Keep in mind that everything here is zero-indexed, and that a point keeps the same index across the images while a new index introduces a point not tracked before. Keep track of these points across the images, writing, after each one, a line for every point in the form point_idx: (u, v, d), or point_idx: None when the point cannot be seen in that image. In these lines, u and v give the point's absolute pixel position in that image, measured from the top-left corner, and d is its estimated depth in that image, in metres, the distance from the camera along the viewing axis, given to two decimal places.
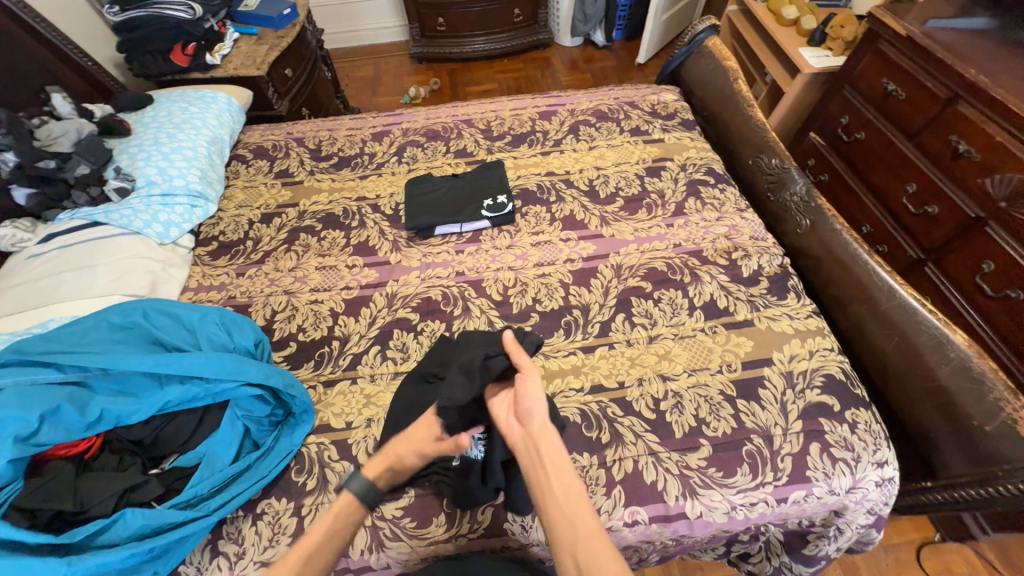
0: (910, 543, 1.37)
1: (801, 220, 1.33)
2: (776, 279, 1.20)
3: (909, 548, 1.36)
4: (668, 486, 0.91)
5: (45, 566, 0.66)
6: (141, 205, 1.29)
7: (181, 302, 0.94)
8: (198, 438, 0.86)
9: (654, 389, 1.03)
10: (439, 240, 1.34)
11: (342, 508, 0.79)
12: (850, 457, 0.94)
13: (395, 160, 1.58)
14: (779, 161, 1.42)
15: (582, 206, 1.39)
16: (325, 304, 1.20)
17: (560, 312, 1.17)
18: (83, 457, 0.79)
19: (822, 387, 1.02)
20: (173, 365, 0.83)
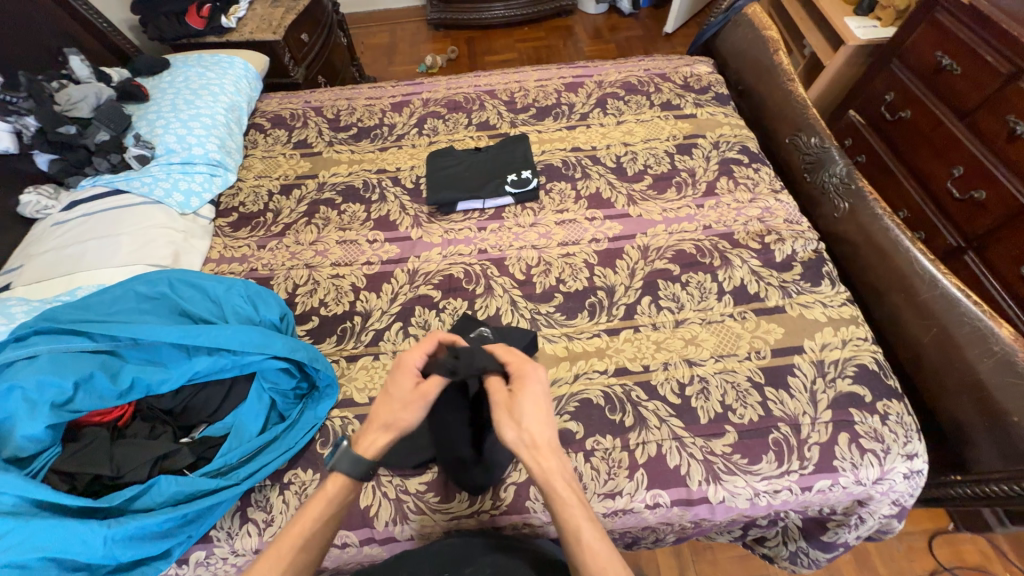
0: (924, 532, 1.36)
1: (838, 203, 1.27)
2: (811, 265, 1.15)
3: (923, 537, 1.36)
4: (691, 471, 0.91)
5: (86, 528, 0.68)
6: (161, 173, 1.28)
7: (206, 273, 0.94)
8: (226, 409, 0.87)
9: (680, 373, 1.01)
10: (462, 216, 1.31)
11: (332, 489, 0.73)
12: (880, 448, 0.92)
13: (415, 132, 1.53)
14: (819, 140, 1.34)
15: (609, 184, 1.34)
16: (346, 279, 1.20)
17: (584, 293, 1.15)
18: (117, 424, 0.80)
19: (854, 377, 0.99)
20: (201, 336, 0.83)
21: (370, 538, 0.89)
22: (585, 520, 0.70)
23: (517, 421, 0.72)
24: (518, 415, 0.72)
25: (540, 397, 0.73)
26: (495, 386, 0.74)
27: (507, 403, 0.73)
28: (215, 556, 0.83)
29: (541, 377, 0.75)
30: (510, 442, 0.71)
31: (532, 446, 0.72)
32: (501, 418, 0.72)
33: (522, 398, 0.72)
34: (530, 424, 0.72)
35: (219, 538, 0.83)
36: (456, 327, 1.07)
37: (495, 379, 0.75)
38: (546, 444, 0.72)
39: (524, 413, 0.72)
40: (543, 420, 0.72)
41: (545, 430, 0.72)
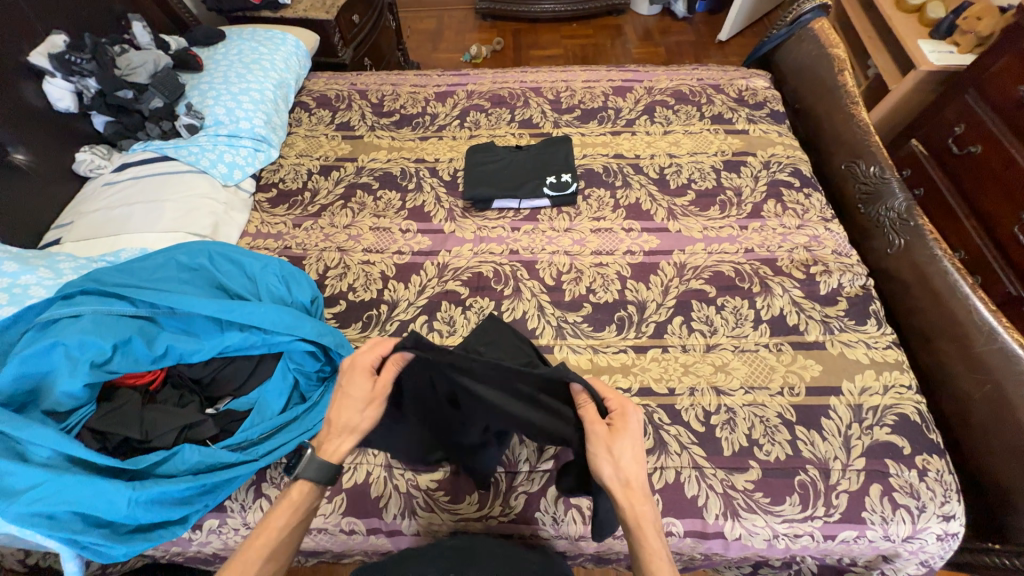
0: None
1: (893, 239, 1.20)
2: (857, 302, 1.10)
3: None
4: (709, 503, 0.88)
5: (113, 488, 0.70)
6: (208, 144, 1.31)
7: (244, 249, 0.95)
8: (251, 385, 0.88)
9: (707, 401, 0.97)
10: (496, 214, 1.29)
11: (297, 496, 0.72)
12: (914, 505, 0.87)
13: (457, 124, 1.52)
14: (879, 169, 1.27)
15: (650, 195, 1.30)
16: (376, 266, 1.20)
17: (614, 306, 1.12)
18: (148, 388, 0.81)
19: (893, 427, 0.93)
20: (235, 312, 0.84)
21: (377, 528, 0.90)
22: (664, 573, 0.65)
23: (614, 458, 0.69)
24: (616, 451, 0.69)
25: (640, 438, 0.70)
26: (595, 417, 0.72)
27: (608, 438, 0.69)
28: (228, 526, 0.85)
29: (642, 419, 0.71)
30: (605, 477, 0.69)
31: (626, 485, 0.69)
32: (598, 451, 0.69)
33: (624, 436, 0.69)
34: (627, 465, 0.69)
35: (233, 509, 0.84)
36: (482, 326, 1.06)
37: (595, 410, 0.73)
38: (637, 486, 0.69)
39: (623, 453, 0.69)
40: (639, 461, 0.69)
41: (641, 472, 0.69)
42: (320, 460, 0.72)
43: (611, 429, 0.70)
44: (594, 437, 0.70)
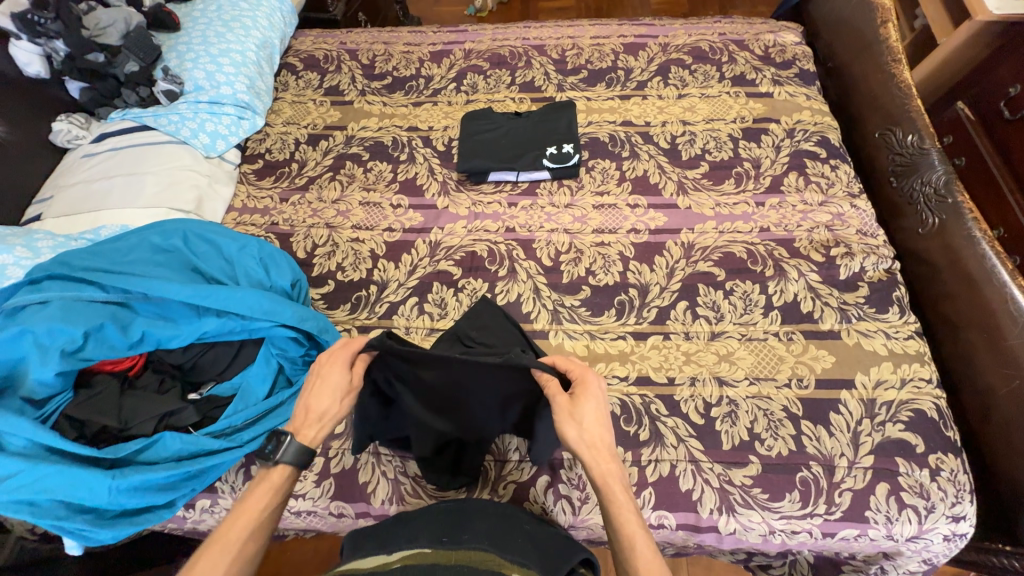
0: None
1: (926, 217, 1.10)
2: (879, 288, 1.01)
3: None
4: (704, 498, 0.85)
5: (91, 476, 0.69)
6: (189, 112, 1.24)
7: (220, 228, 0.90)
8: (233, 371, 0.85)
9: (708, 392, 0.93)
10: (492, 188, 1.21)
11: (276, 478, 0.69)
12: (922, 505, 0.83)
13: (453, 87, 1.40)
14: (918, 138, 1.14)
15: (659, 167, 1.20)
16: (366, 245, 1.14)
17: (614, 289, 1.06)
18: (127, 374, 0.79)
19: (907, 424, 0.88)
20: (210, 297, 0.80)
21: (365, 513, 0.89)
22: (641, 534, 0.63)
23: (577, 421, 0.69)
24: (579, 415, 0.69)
25: (602, 401, 0.71)
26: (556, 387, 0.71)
27: (569, 407, 0.69)
28: (220, 506, 0.85)
29: (602, 384, 0.72)
30: (570, 440, 0.69)
31: (591, 447, 0.69)
32: (562, 420, 0.69)
33: (586, 401, 0.70)
34: (590, 425, 0.69)
35: (224, 490, 0.84)
36: (473, 309, 1.01)
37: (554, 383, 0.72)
38: (601, 447, 0.69)
39: (585, 414, 0.69)
40: (602, 422, 0.70)
41: (605, 431, 0.70)
42: (298, 444, 0.69)
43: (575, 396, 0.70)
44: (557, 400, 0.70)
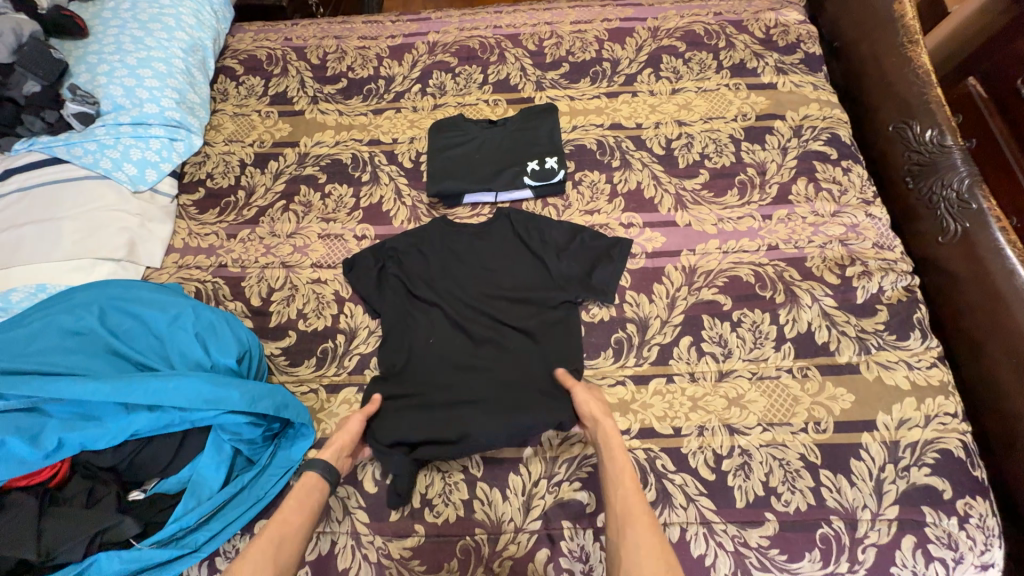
0: None
1: (948, 223, 0.99)
2: (899, 311, 0.92)
3: None
4: (718, 563, 0.78)
5: None
6: (108, 137, 1.06)
7: (144, 295, 0.76)
8: (182, 461, 0.75)
9: (718, 442, 0.84)
10: (468, 212, 1.08)
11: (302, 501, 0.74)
12: (951, 557, 0.76)
13: (417, 90, 1.23)
14: (938, 134, 1.02)
15: (653, 178, 1.07)
16: (329, 286, 1.01)
17: (611, 325, 0.95)
18: (49, 486, 0.68)
19: (933, 467, 0.81)
20: (135, 391, 0.67)
21: None
22: (641, 514, 0.70)
23: (589, 285, 0.97)
24: (597, 277, 0.97)
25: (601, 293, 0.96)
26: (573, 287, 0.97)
27: (583, 279, 0.97)
28: None
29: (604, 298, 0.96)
30: (585, 290, 0.96)
31: (595, 293, 0.96)
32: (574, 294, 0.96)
33: (604, 269, 0.98)
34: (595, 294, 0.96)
35: None
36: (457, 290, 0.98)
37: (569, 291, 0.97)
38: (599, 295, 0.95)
39: (601, 276, 0.97)
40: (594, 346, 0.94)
41: (610, 290, 0.96)
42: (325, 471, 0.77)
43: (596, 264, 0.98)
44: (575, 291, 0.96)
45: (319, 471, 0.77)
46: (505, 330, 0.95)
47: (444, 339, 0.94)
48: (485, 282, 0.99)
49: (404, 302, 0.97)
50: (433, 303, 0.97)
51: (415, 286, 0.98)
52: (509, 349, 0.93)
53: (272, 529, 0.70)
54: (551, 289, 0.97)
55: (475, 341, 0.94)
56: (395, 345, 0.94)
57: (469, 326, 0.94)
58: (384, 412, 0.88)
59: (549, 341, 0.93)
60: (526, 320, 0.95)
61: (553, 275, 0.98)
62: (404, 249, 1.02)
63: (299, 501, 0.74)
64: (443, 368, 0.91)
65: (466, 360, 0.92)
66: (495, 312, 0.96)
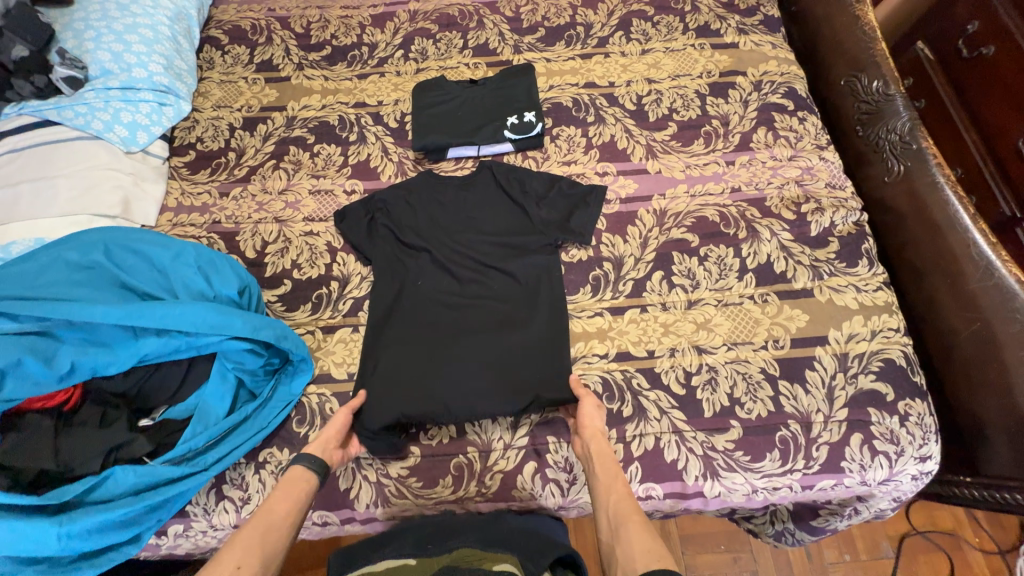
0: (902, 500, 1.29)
1: (892, 164, 1.09)
2: (849, 242, 1.01)
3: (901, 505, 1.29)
4: (688, 466, 0.86)
5: (36, 527, 0.64)
6: (98, 100, 1.08)
7: (147, 235, 0.80)
8: (188, 390, 0.80)
9: (688, 361, 0.92)
10: (452, 166, 1.13)
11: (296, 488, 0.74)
12: (893, 451, 0.86)
13: (400, 55, 1.28)
14: (882, 84, 1.12)
15: (626, 131, 1.15)
16: (321, 238, 1.06)
17: (589, 264, 1.02)
18: (62, 410, 0.73)
19: (878, 374, 0.90)
20: (144, 317, 0.72)
21: (351, 518, 0.87)
22: (635, 515, 0.69)
23: (568, 228, 1.03)
24: (575, 220, 1.04)
25: (580, 235, 1.02)
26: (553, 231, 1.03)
27: (561, 222, 1.04)
28: (194, 529, 0.83)
29: (582, 238, 1.02)
30: (564, 233, 1.02)
31: (574, 234, 1.02)
32: (554, 236, 1.02)
33: (582, 212, 1.04)
34: (577, 233, 1.02)
35: (196, 513, 0.83)
36: (443, 237, 1.04)
37: (550, 234, 1.03)
38: (577, 235, 1.02)
39: (578, 219, 1.04)
40: (573, 284, 1.00)
41: (588, 230, 1.03)
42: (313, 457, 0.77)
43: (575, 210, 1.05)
44: (555, 234, 1.02)
45: (304, 464, 0.77)
46: (491, 273, 1.01)
47: (432, 282, 1.00)
48: (470, 229, 1.05)
49: (394, 250, 1.03)
50: (421, 249, 1.03)
51: (405, 234, 1.03)
52: (495, 291, 0.99)
53: (257, 520, 0.70)
54: (533, 234, 1.03)
55: (462, 283, 1.00)
56: (385, 288, 0.99)
57: (456, 269, 1.00)
58: (378, 348, 0.94)
59: (532, 281, 1.00)
60: (509, 262, 1.01)
61: (533, 221, 1.04)
62: (392, 201, 1.07)
63: (288, 493, 0.73)
64: (432, 309, 0.98)
65: (453, 301, 0.98)
66: (480, 256, 1.01)
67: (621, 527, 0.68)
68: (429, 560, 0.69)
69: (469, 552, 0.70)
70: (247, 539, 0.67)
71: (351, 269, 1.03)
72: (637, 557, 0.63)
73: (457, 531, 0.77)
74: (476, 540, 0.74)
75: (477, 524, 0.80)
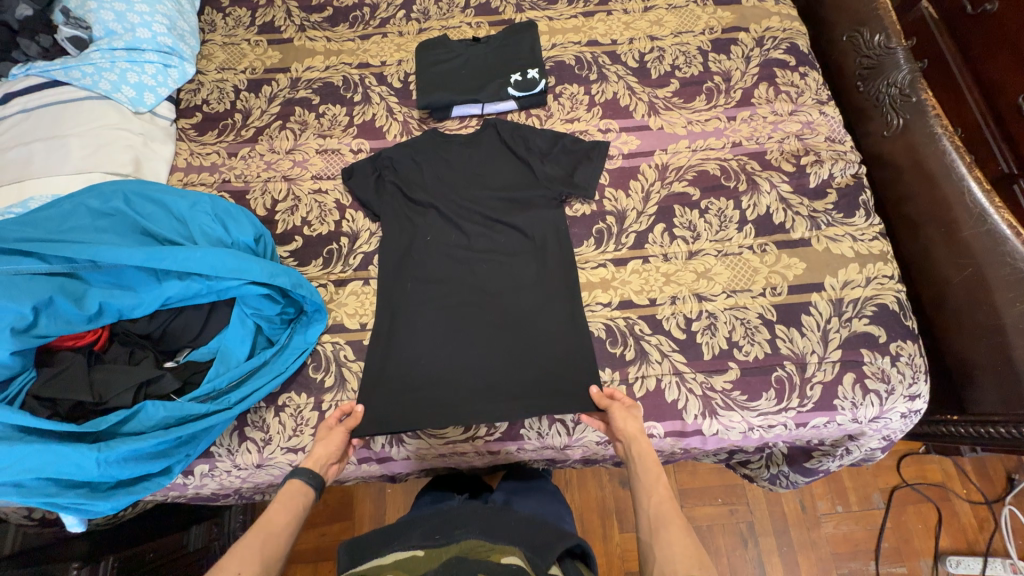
0: (893, 450, 1.34)
1: (892, 118, 1.10)
2: (847, 193, 1.03)
3: (891, 455, 1.34)
4: (688, 405, 0.90)
5: (76, 452, 0.68)
6: (104, 60, 1.08)
7: (165, 185, 0.83)
8: (209, 334, 0.84)
9: (688, 308, 0.95)
10: (457, 124, 1.15)
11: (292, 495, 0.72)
12: (883, 389, 0.90)
13: (402, 15, 1.28)
14: (885, 38, 1.12)
15: (628, 88, 1.15)
16: (330, 196, 1.08)
17: (592, 218, 1.04)
18: (92, 348, 0.78)
19: (872, 317, 0.93)
20: (165, 260, 0.75)
21: (368, 457, 0.91)
22: (676, 518, 0.67)
23: (573, 182, 1.05)
24: (580, 173, 1.05)
25: (586, 189, 1.04)
26: (558, 186, 1.05)
27: (566, 178, 1.06)
28: (219, 469, 0.88)
29: (587, 193, 1.04)
30: (570, 187, 1.04)
31: (579, 188, 1.04)
32: (559, 190, 1.04)
33: (587, 166, 1.06)
34: (582, 186, 1.04)
35: (221, 454, 0.87)
36: (450, 193, 1.06)
37: (555, 188, 1.05)
38: (582, 189, 1.04)
39: (582, 172, 1.05)
40: (579, 238, 1.03)
41: (593, 182, 1.05)
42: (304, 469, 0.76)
43: (580, 165, 1.06)
44: (560, 188, 1.04)
45: (304, 478, 0.75)
46: (499, 228, 1.03)
47: (440, 238, 1.02)
48: (476, 186, 1.07)
49: (402, 206, 1.05)
50: (429, 205, 1.05)
51: (412, 191, 1.06)
52: (504, 245, 1.02)
53: (255, 532, 0.65)
54: (538, 190, 1.05)
55: (469, 237, 1.02)
56: (394, 243, 1.02)
57: (464, 225, 1.03)
58: (387, 300, 0.97)
59: (539, 235, 1.02)
60: (515, 216, 1.04)
61: (538, 177, 1.06)
62: (399, 159, 1.09)
63: (285, 504, 0.70)
64: (441, 263, 1.00)
65: (462, 255, 1.01)
66: (488, 211, 1.04)
67: (660, 529, 0.67)
68: (437, 551, 0.70)
69: (478, 545, 0.71)
70: (245, 548, 0.63)
71: (360, 226, 1.05)
72: (678, 559, 0.62)
73: (464, 522, 0.76)
74: (483, 533, 0.73)
75: (483, 516, 0.79)
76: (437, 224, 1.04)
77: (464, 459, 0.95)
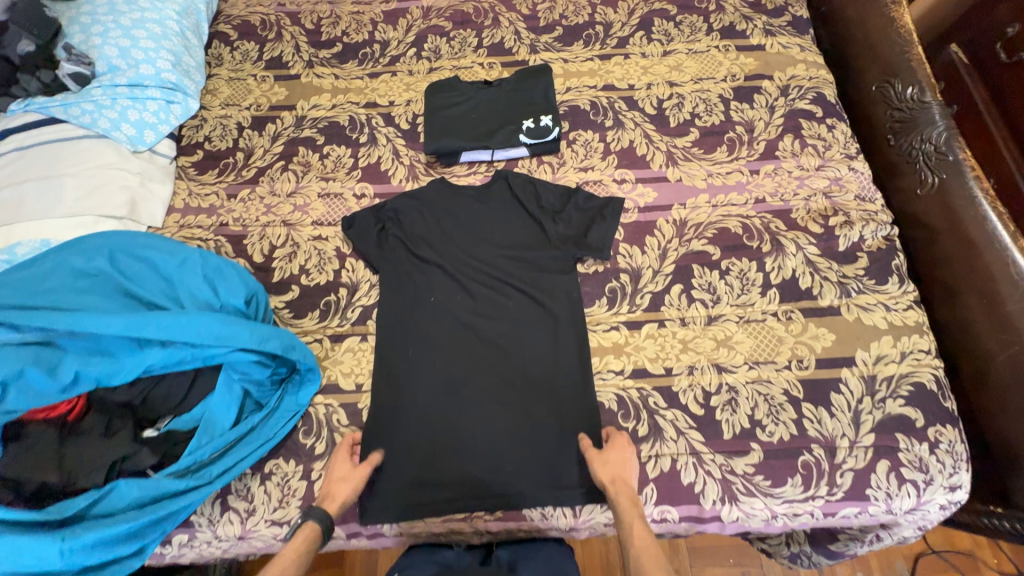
0: None
1: (926, 176, 1.04)
2: (878, 258, 0.97)
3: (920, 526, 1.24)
4: (706, 489, 0.83)
5: (39, 541, 0.63)
6: (105, 98, 1.05)
7: (153, 242, 0.79)
8: (193, 400, 0.78)
9: (707, 379, 0.89)
10: (465, 170, 1.10)
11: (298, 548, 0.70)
12: (921, 479, 0.82)
13: (412, 53, 1.25)
14: (918, 91, 1.07)
15: (645, 136, 1.10)
16: (330, 243, 1.03)
17: (605, 275, 0.98)
18: (66, 420, 0.72)
19: (907, 398, 0.86)
20: (147, 328, 0.70)
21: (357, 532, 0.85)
22: None
23: (585, 240, 0.99)
24: (594, 231, 1.00)
25: (599, 249, 0.98)
26: (571, 245, 0.99)
27: (579, 237, 1.00)
28: (198, 541, 0.81)
29: (602, 254, 0.97)
30: (584, 248, 0.98)
31: (592, 248, 0.98)
32: (572, 249, 0.98)
33: (602, 224, 1.00)
34: (594, 245, 0.98)
35: (201, 524, 0.81)
36: (456, 250, 1.01)
37: (567, 248, 0.99)
38: (595, 248, 0.98)
39: (596, 230, 1.00)
40: (590, 297, 0.97)
41: (607, 241, 0.99)
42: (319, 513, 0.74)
43: (595, 224, 1.01)
44: (573, 248, 0.98)
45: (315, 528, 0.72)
46: (506, 290, 0.97)
47: (443, 298, 0.96)
48: (484, 243, 1.01)
49: (405, 261, 1.00)
50: (433, 263, 0.99)
51: (417, 246, 1.00)
52: (512, 309, 0.96)
53: None
54: (549, 249, 0.99)
55: (474, 299, 0.97)
56: (395, 302, 0.96)
57: (471, 286, 0.97)
58: (385, 366, 0.91)
59: (548, 298, 0.96)
60: (523, 278, 0.98)
61: (550, 235, 1.01)
62: (405, 211, 1.04)
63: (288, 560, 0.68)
64: (444, 327, 0.94)
65: (466, 319, 0.95)
66: (495, 272, 0.98)
67: None
68: None
69: None
70: None
71: (360, 277, 1.00)
72: None
73: None
74: None
75: None
76: (441, 282, 0.98)
77: (462, 536, 0.88)
